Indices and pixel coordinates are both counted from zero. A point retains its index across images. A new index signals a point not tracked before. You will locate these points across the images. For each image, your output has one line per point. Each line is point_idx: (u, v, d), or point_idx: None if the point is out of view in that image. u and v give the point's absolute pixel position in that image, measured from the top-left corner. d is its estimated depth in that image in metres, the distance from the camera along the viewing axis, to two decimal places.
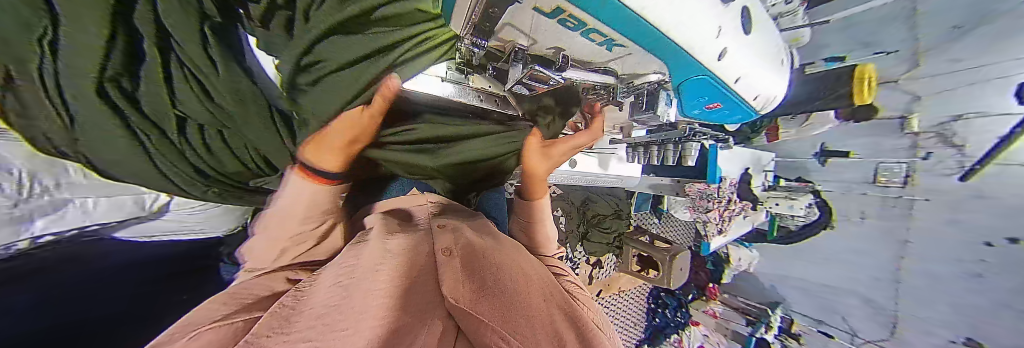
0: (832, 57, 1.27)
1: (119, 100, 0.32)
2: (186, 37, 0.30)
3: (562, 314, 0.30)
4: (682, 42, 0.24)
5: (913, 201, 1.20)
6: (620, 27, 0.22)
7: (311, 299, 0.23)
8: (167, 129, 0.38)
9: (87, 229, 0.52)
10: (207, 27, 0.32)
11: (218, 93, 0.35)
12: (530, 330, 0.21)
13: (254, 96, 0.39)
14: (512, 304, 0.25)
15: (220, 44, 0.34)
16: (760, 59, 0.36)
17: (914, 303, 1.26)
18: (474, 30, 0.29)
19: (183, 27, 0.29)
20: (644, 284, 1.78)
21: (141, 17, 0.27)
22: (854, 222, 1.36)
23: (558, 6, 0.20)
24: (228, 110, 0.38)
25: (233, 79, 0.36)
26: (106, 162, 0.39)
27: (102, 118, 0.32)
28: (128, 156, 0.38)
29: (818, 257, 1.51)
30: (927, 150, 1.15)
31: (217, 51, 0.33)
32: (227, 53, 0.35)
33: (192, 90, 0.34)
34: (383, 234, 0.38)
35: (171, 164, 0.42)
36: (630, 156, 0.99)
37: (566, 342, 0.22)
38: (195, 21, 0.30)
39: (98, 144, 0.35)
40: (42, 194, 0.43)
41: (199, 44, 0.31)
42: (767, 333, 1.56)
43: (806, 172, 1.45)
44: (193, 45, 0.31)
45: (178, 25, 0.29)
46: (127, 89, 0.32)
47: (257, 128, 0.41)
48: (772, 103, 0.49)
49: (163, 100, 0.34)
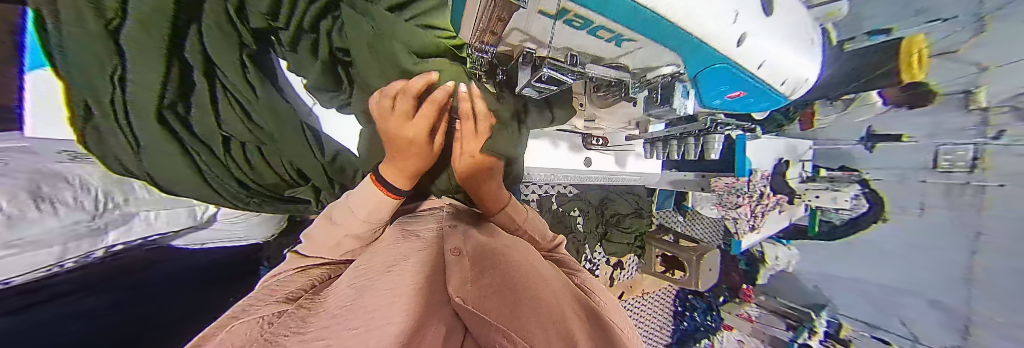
0: (876, 30, 0.92)
1: (173, 122, 0.43)
2: (226, 63, 0.43)
3: (575, 312, 0.28)
4: (694, 31, 0.22)
5: (985, 187, 1.04)
6: (624, 19, 0.20)
7: (332, 296, 0.27)
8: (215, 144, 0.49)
9: (147, 239, 0.57)
10: (244, 52, 0.45)
11: (259, 110, 0.49)
12: (537, 324, 0.21)
13: (287, 112, 0.53)
14: (522, 298, 0.25)
15: (253, 67, 0.48)
16: (786, 47, 0.34)
17: (992, 307, 1.09)
18: (484, 37, 0.30)
19: (222, 53, 0.41)
20: (671, 287, 1.69)
21: (190, 50, 0.38)
22: (912, 214, 1.21)
23: (563, 7, 0.20)
24: (264, 129, 0.52)
25: (269, 99, 0.50)
26: (169, 183, 0.47)
27: (162, 140, 0.41)
28: (184, 173, 0.46)
29: (873, 254, 1.33)
30: (999, 128, 1.00)
31: (251, 72, 0.47)
32: (258, 75, 0.48)
33: (235, 110, 0.48)
34: (396, 239, 0.42)
35: (217, 177, 0.51)
36: (648, 150, 0.95)
37: (577, 333, 0.22)
38: (236, 49, 0.43)
39: (161, 167, 0.44)
40: (113, 208, 0.48)
41: (237, 69, 0.44)
42: (812, 338, 1.44)
43: (851, 160, 1.30)
44: (232, 69, 0.44)
45: (219, 51, 0.41)
46: (180, 113, 0.43)
47: (288, 139, 0.54)
48: (801, 90, 0.45)
49: (209, 117, 0.46)
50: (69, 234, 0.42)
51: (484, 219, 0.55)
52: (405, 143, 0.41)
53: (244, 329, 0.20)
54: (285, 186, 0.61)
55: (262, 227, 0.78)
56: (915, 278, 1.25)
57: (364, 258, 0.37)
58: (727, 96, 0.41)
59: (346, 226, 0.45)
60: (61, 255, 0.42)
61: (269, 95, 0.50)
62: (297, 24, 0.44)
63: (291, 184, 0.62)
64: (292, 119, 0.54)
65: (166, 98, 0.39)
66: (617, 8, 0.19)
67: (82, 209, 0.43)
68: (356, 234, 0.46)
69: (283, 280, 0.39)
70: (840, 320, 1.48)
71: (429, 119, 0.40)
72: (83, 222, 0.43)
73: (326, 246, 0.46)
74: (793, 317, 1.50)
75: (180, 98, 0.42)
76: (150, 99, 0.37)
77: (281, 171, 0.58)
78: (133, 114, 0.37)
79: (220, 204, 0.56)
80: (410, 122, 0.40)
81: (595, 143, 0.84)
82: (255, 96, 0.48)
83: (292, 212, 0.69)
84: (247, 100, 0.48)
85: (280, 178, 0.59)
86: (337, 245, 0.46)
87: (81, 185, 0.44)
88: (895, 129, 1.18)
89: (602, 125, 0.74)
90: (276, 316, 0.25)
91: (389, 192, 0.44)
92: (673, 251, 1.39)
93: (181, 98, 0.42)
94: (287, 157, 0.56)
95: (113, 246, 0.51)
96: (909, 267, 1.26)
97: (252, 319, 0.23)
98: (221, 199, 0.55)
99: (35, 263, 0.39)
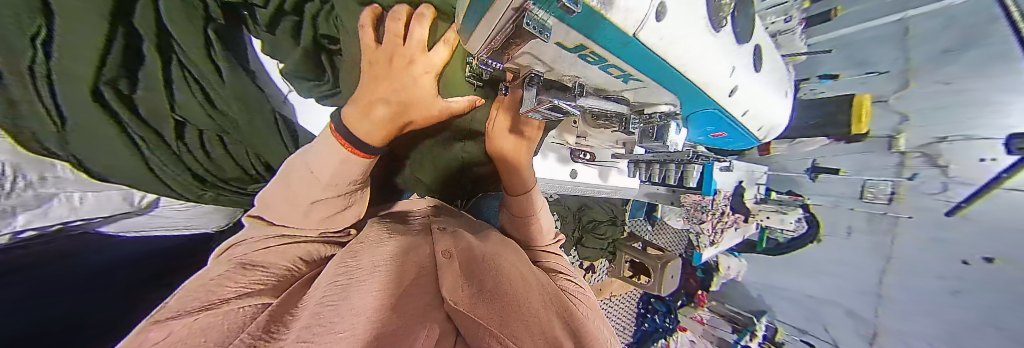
0: (827, 74, 1.30)
1: (115, 101, 0.38)
2: (182, 32, 0.39)
3: (561, 320, 0.30)
4: (698, 74, 0.24)
5: (898, 217, 1.24)
6: (642, 64, 0.22)
7: (309, 297, 0.25)
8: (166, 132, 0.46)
9: (70, 224, 0.55)
10: (209, 27, 0.43)
11: (223, 96, 0.48)
12: (528, 336, 0.22)
13: (249, 96, 0.52)
14: (512, 310, 0.25)
15: (220, 44, 0.45)
16: (770, 97, 0.39)
17: (897, 317, 1.29)
18: (492, 53, 0.29)
19: (184, 27, 0.39)
20: (635, 291, 1.82)
21: (142, 23, 0.35)
22: (841, 236, 1.39)
23: (581, 44, 0.20)
24: (229, 116, 0.50)
25: (234, 82, 0.49)
26: (101, 165, 0.43)
27: (105, 122, 0.38)
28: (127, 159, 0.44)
29: (809, 269, 1.51)
30: (913, 171, 1.18)
31: (217, 51, 0.45)
32: (223, 53, 0.46)
33: (193, 93, 0.45)
34: (381, 238, 0.39)
35: (166, 166, 0.49)
36: (631, 169, 1.05)
37: (563, 345, 0.23)
38: (198, 24, 0.41)
39: (90, 149, 0.40)
40: (27, 188, 0.44)
41: (198, 46, 0.41)
42: (752, 340, 1.60)
43: (796, 186, 1.47)
44: (195, 47, 0.41)
45: (176, 21, 0.38)
46: (123, 91, 0.38)
47: (257, 125, 0.54)
48: (772, 134, 0.50)
49: (161, 100, 0.42)
50: None
51: (479, 226, 0.53)
52: (418, 68, 0.38)
53: (209, 330, 0.18)
54: (246, 178, 0.61)
55: (211, 217, 0.76)
56: (840, 292, 1.43)
57: (344, 256, 0.34)
58: (710, 135, 0.45)
59: (311, 191, 0.40)
60: None
61: (235, 80, 0.49)
62: (278, 5, 0.41)
63: (256, 179, 0.62)
64: (259, 105, 0.54)
65: (106, 75, 0.35)
66: (630, 55, 0.20)
67: None
68: (326, 199, 0.42)
69: (251, 258, 0.35)
70: (777, 325, 1.67)
71: (442, 58, 0.39)
72: None
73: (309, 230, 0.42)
74: (739, 321, 1.67)
75: (126, 74, 0.38)
76: (86, 77, 0.34)
77: (241, 161, 0.58)
78: (63, 97, 0.33)
79: (163, 193, 0.53)
80: (426, 52, 0.39)
81: (582, 157, 0.88)
82: (222, 83, 0.47)
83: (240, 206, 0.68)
84: (211, 84, 0.46)
85: (243, 172, 0.60)
86: (306, 216, 0.42)
87: None
88: (834, 161, 1.36)
89: (590, 142, 0.78)
90: (252, 313, 0.22)
91: (357, 148, 0.39)
92: (640, 258, 1.48)
93: (128, 75, 0.38)
94: (252, 145, 0.56)
95: (22, 232, 0.49)
96: (833, 280, 1.45)
97: (223, 314, 0.21)
98: (166, 187, 0.52)
99: None
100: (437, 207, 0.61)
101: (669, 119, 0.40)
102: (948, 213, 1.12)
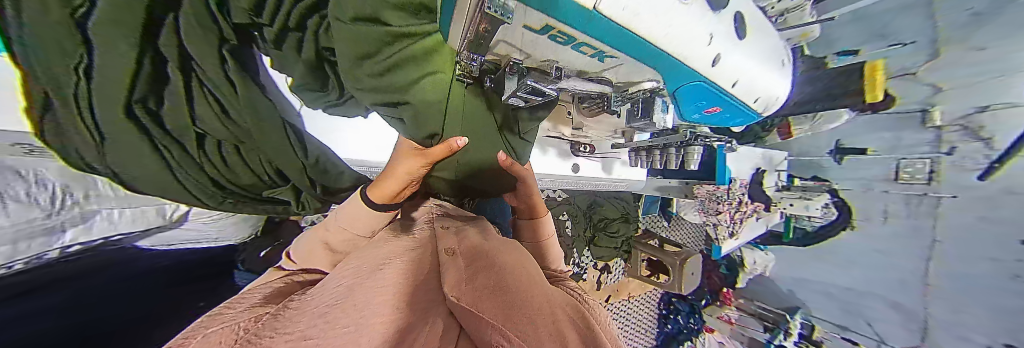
0: (844, 51, 1.19)
1: (142, 117, 0.41)
2: (195, 45, 0.40)
3: (565, 314, 0.30)
4: (672, 49, 0.25)
5: (940, 198, 1.13)
6: (609, 38, 0.22)
7: (318, 295, 0.26)
8: (188, 143, 0.49)
9: (110, 239, 0.58)
10: (225, 48, 0.45)
11: (236, 108, 0.50)
12: (529, 327, 0.22)
13: (266, 109, 0.53)
14: (514, 303, 0.25)
15: (233, 62, 0.47)
16: (761, 63, 0.38)
17: (950, 308, 1.16)
18: (469, 45, 0.31)
19: (201, 47, 0.41)
20: (655, 290, 1.76)
21: (165, 43, 0.38)
22: (875, 223, 1.30)
23: (546, 24, 0.21)
24: (242, 126, 0.52)
25: (249, 97, 0.50)
26: (134, 178, 0.46)
27: (131, 135, 0.41)
28: (154, 170, 0.46)
29: (843, 259, 1.41)
30: (951, 145, 1.09)
31: (233, 71, 0.47)
32: (241, 73, 0.49)
33: (212, 108, 0.48)
34: (389, 236, 0.40)
35: (190, 176, 0.52)
36: (633, 158, 0.98)
37: (568, 339, 0.22)
38: (215, 42, 0.43)
39: (122, 156, 0.42)
40: (71, 205, 0.49)
41: (216, 65, 0.44)
42: (786, 339, 1.49)
43: (821, 170, 1.42)
44: (212, 64, 0.44)
45: (190, 36, 0.39)
46: (150, 106, 0.42)
47: (275, 142, 0.56)
48: (775, 105, 0.48)
49: (182, 114, 0.45)
50: (24, 231, 0.43)
51: (478, 221, 0.55)
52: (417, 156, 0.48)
53: (226, 324, 0.20)
54: (262, 185, 0.62)
55: (239, 227, 0.77)
56: (878, 282, 1.32)
57: (350, 258, 0.35)
58: (705, 111, 0.43)
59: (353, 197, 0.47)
60: (10, 255, 0.42)
61: (250, 94, 0.50)
62: (282, 23, 0.43)
63: (268, 185, 0.64)
64: (271, 117, 0.54)
65: (135, 92, 0.38)
66: (599, 28, 0.21)
67: (36, 206, 0.44)
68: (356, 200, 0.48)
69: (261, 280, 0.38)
70: (813, 322, 1.54)
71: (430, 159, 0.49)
72: (37, 221, 0.44)
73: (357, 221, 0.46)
74: (769, 320, 1.57)
75: (152, 91, 0.40)
76: (116, 96, 0.36)
77: (257, 170, 0.59)
78: (97, 118, 0.37)
79: (189, 203, 0.56)
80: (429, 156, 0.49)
81: (583, 150, 0.86)
82: (234, 95, 0.49)
83: (268, 211, 0.70)
84: (226, 97, 0.48)
85: (256, 178, 0.60)
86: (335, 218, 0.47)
87: (35, 180, 0.44)
88: (860, 142, 1.31)
89: (589, 133, 0.78)
90: (265, 312, 0.24)
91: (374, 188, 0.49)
92: (657, 255, 1.44)
93: (151, 91, 0.41)
94: (269, 157, 0.58)
95: (70, 247, 0.52)
96: (868, 268, 1.34)
97: (242, 313, 0.23)
98: (193, 198, 0.55)
99: (25, 252, 0.44)
100: (440, 204, 0.60)
101: (654, 95, 0.44)
102: (980, 177, 1.04)
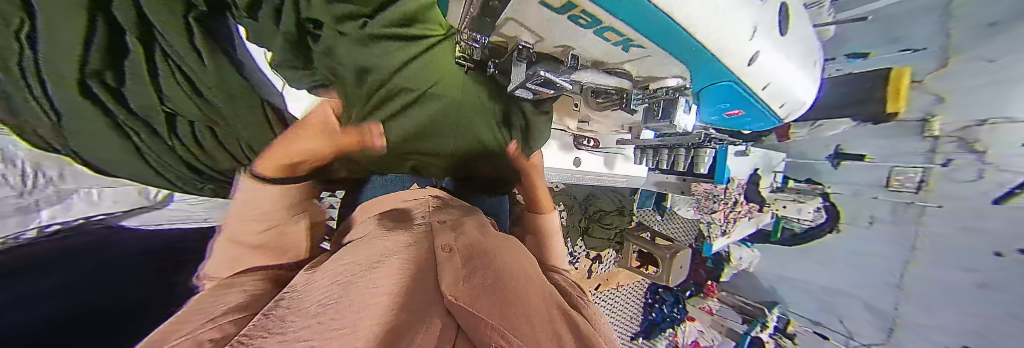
0: (854, 53, 1.20)
1: (100, 92, 0.46)
2: (166, 25, 0.45)
3: (562, 313, 0.29)
4: (711, 41, 0.23)
5: (925, 207, 1.16)
6: (643, 24, 0.21)
7: (312, 293, 0.24)
8: (160, 125, 0.54)
9: (92, 219, 0.63)
10: (191, 18, 0.47)
11: (209, 87, 0.53)
12: (528, 328, 0.21)
13: (240, 92, 0.58)
14: (513, 302, 0.24)
15: (206, 39, 0.50)
16: (795, 64, 0.36)
17: (921, 311, 1.22)
18: (475, 22, 0.28)
19: (161, 16, 0.44)
20: (643, 280, 1.81)
21: (120, 7, 0.41)
22: (861, 226, 1.32)
23: (568, 1, 0.19)
24: (214, 105, 0.56)
25: (218, 72, 0.53)
26: (98, 158, 0.52)
27: (81, 104, 0.45)
28: (117, 149, 0.52)
29: (824, 258, 1.46)
30: (946, 157, 1.09)
31: (201, 46, 0.49)
32: (212, 46, 0.51)
33: (179, 84, 0.51)
34: (383, 232, 0.39)
35: (162, 161, 0.58)
36: (638, 156, 1.02)
37: (566, 341, 0.22)
38: (178, 14, 0.45)
39: (85, 138, 0.49)
40: (44, 184, 0.58)
41: (181, 35, 0.47)
42: (762, 332, 1.54)
43: (815, 173, 1.41)
44: (179, 41, 0.47)
45: (157, 14, 0.43)
46: (110, 83, 0.46)
47: (249, 128, 0.61)
48: (798, 111, 0.48)
49: (148, 92, 0.49)
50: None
51: (474, 213, 0.54)
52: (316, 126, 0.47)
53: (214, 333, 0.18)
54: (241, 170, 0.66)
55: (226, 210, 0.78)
56: (857, 283, 1.37)
57: (346, 252, 0.33)
58: (725, 113, 0.47)
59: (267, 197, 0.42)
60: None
61: (219, 73, 0.53)
62: None
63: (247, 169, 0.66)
64: (246, 106, 0.60)
65: (87, 67, 0.42)
66: (635, 13, 0.19)
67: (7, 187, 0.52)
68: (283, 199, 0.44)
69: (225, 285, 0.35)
70: (789, 317, 1.61)
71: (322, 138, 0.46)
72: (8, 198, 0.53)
73: (257, 208, 0.42)
74: (749, 312, 1.63)
75: (109, 67, 0.45)
76: (67, 69, 0.41)
77: (236, 154, 0.62)
78: (51, 87, 0.42)
79: (160, 186, 0.62)
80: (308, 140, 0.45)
81: (586, 144, 0.85)
82: (202, 69, 0.51)
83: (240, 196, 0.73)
84: (193, 72, 0.51)
85: (234, 163, 0.64)
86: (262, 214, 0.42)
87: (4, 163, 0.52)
88: (860, 148, 1.28)
89: (593, 127, 0.78)
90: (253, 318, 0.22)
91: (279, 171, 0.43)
92: (649, 249, 1.46)
93: (110, 64, 0.45)
94: (244, 139, 0.62)
95: (50, 226, 0.58)
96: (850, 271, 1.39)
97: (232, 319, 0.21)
98: (166, 181, 0.61)
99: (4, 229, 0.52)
100: (439, 196, 0.57)
101: (678, 94, 0.41)
102: (994, 201, 1.01)
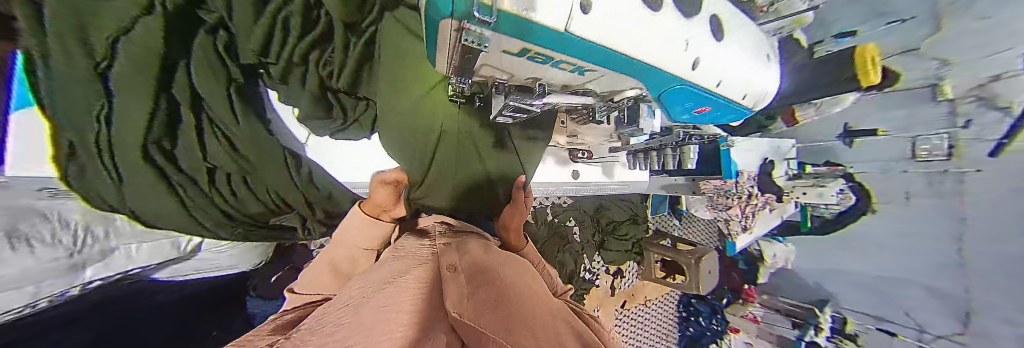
0: (842, 32, 1.05)
1: (159, 156, 0.53)
2: (213, 97, 0.55)
3: (568, 327, 0.28)
4: (638, 50, 0.26)
5: (963, 173, 0.94)
6: (586, 55, 0.26)
7: (326, 317, 0.25)
8: (201, 179, 0.61)
9: (126, 272, 0.66)
10: (232, 88, 0.58)
11: (238, 137, 0.62)
12: (531, 339, 0.19)
13: (268, 146, 0.67)
14: (516, 316, 0.24)
15: (239, 101, 0.60)
16: (742, 59, 0.40)
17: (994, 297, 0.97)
18: (456, 71, 0.35)
19: (210, 89, 0.54)
20: (672, 292, 1.72)
21: (179, 88, 0.51)
22: (900, 204, 1.12)
23: (524, 48, 0.25)
24: (243, 154, 0.64)
25: (247, 124, 0.62)
26: (156, 218, 0.58)
27: (151, 173, 0.53)
28: (175, 211, 0.59)
29: (868, 247, 1.23)
30: (968, 117, 0.91)
31: (238, 106, 0.60)
32: (245, 110, 0.62)
33: (218, 138, 0.59)
34: (392, 256, 0.41)
35: (204, 211, 0.63)
36: (632, 162, 1.00)
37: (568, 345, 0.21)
38: (223, 88, 0.56)
39: (144, 202, 0.54)
40: (94, 242, 0.58)
41: (222, 101, 0.56)
42: (818, 336, 1.38)
43: (834, 155, 1.26)
44: (220, 102, 0.56)
45: (210, 91, 0.54)
46: (167, 148, 0.54)
47: (272, 170, 0.69)
48: (763, 101, 0.51)
49: (194, 152, 0.57)
50: (49, 268, 0.50)
51: (478, 233, 0.55)
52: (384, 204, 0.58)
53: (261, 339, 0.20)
54: (270, 213, 0.74)
55: (248, 256, 0.86)
56: (903, 269, 1.14)
57: (357, 280, 0.34)
58: (693, 111, 0.47)
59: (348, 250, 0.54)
60: (37, 294, 0.49)
61: (249, 126, 0.62)
62: (283, 59, 0.54)
63: (275, 213, 0.75)
64: (271, 144, 0.68)
65: (152, 133, 0.50)
66: (575, 47, 0.24)
67: (62, 245, 0.52)
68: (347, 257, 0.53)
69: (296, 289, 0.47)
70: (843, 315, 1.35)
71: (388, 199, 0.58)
72: (63, 259, 0.52)
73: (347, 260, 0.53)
74: (798, 315, 1.43)
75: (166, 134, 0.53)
76: (132, 140, 0.48)
77: (266, 201, 0.71)
78: (124, 158, 0.49)
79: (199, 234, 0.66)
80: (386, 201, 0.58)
81: (580, 156, 0.93)
82: (236, 126, 0.61)
83: (271, 239, 0.81)
84: (228, 127, 0.60)
85: (264, 207, 0.72)
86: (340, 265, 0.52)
87: (59, 220, 0.53)
88: (871, 122, 1.15)
89: (585, 139, 0.83)
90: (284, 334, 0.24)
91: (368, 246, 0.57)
92: (671, 256, 1.37)
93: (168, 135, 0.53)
94: (269, 184, 0.70)
95: (90, 283, 0.59)
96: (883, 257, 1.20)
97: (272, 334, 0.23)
98: (203, 227, 0.65)
99: (56, 286, 0.52)
100: (445, 222, 0.62)
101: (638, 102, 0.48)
102: None
